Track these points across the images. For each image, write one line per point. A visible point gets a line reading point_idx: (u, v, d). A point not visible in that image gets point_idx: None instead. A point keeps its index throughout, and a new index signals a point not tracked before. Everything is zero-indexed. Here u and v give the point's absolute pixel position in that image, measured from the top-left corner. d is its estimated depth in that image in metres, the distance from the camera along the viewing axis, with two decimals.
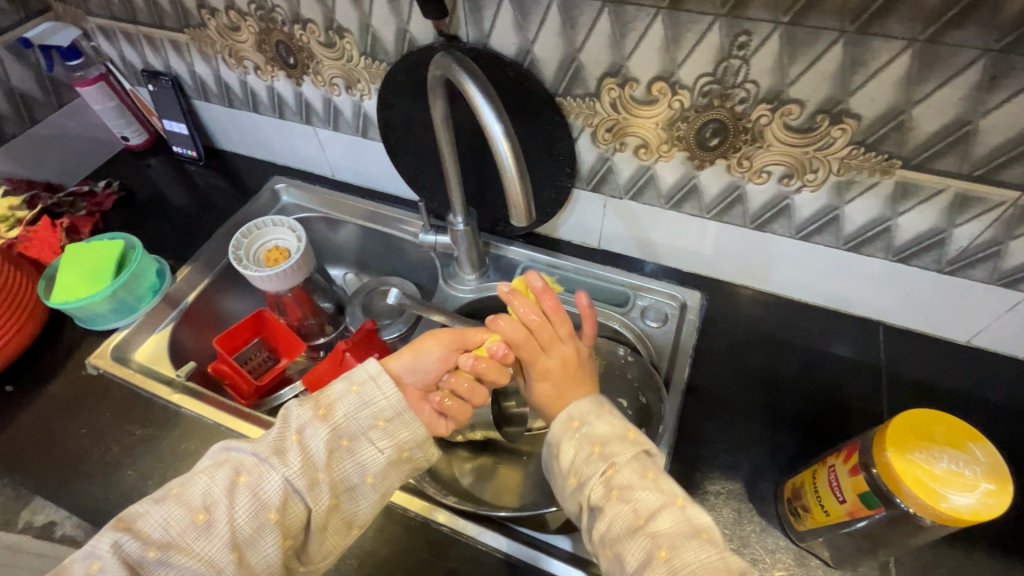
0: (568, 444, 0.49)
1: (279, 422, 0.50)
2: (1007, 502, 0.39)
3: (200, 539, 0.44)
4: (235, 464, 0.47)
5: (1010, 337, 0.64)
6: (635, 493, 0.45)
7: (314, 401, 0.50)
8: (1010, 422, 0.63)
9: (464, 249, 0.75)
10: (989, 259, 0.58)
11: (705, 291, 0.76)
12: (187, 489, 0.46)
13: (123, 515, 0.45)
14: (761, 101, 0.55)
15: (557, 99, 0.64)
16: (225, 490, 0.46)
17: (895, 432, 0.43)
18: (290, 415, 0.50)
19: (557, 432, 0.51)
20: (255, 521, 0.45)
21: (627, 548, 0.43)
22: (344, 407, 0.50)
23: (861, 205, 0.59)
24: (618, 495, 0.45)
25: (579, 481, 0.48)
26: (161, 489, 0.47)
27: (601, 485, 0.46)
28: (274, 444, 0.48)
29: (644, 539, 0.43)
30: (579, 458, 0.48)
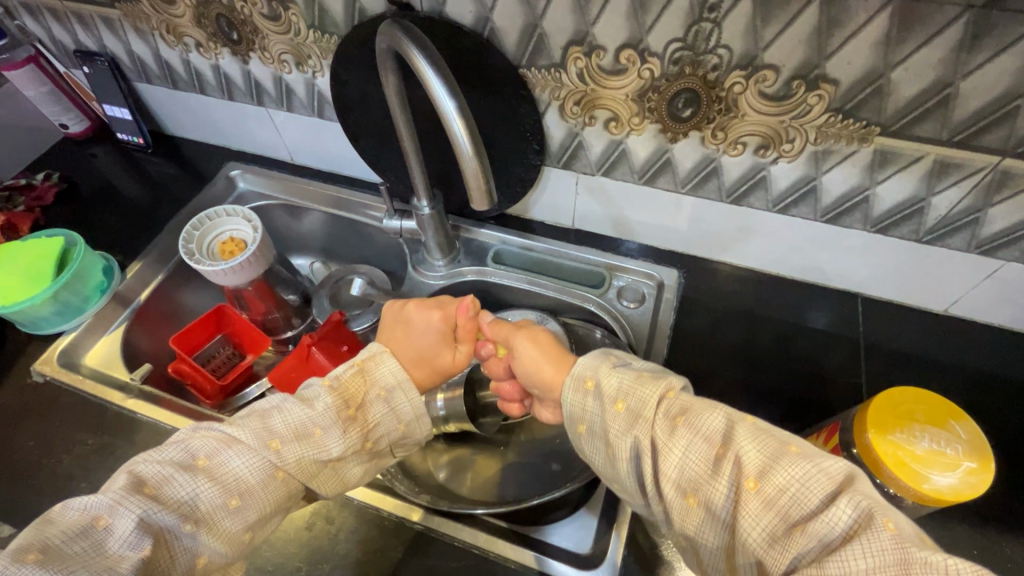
0: (611, 375, 0.46)
1: (318, 444, 0.47)
2: (988, 481, 0.37)
3: (226, 517, 0.43)
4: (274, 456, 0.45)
5: (988, 304, 0.64)
6: (701, 416, 0.41)
7: (361, 432, 0.49)
8: (986, 390, 0.63)
9: (431, 234, 0.71)
10: (968, 227, 0.56)
11: (682, 268, 0.74)
12: (217, 468, 0.44)
13: (143, 481, 0.42)
14: (734, 67, 0.52)
15: (521, 71, 0.60)
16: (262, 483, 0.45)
17: (875, 412, 0.41)
18: (332, 441, 0.47)
19: (585, 365, 0.48)
20: (275, 510, 0.46)
21: (712, 481, 0.38)
22: (388, 438, 0.52)
23: (838, 174, 0.57)
24: (682, 421, 0.41)
25: (633, 409, 0.43)
26: (183, 456, 0.44)
27: (659, 416, 0.42)
28: (319, 458, 0.47)
29: (727, 464, 0.38)
30: (635, 384, 0.44)
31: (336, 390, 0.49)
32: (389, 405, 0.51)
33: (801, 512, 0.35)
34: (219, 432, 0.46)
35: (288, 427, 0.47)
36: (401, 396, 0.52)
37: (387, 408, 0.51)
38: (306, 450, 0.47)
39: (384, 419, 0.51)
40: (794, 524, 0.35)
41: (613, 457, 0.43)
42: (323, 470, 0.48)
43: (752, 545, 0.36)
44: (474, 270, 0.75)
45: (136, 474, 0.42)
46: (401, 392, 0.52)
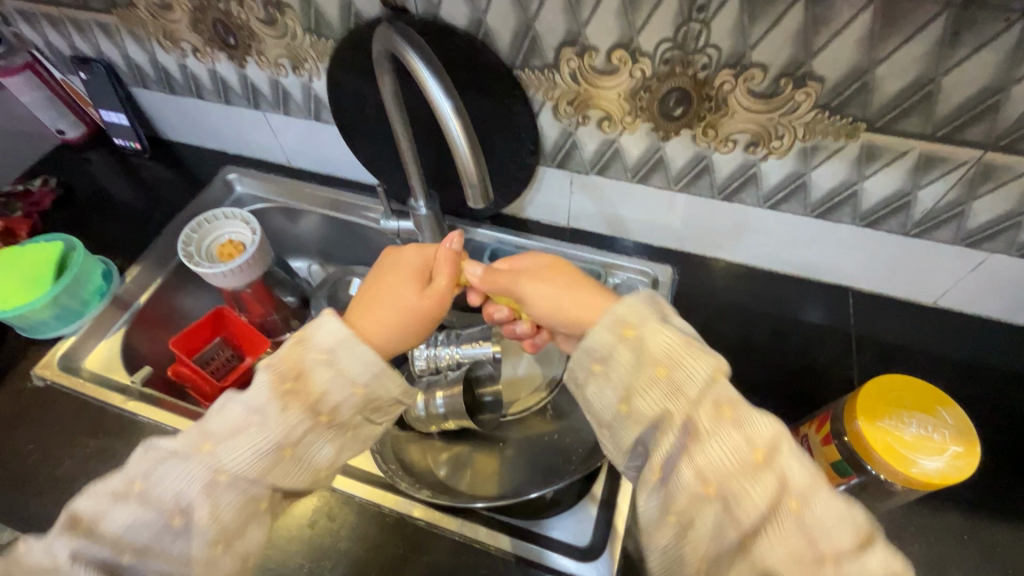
0: (658, 332, 0.40)
1: (253, 429, 0.41)
2: (975, 464, 0.38)
3: (177, 539, 0.39)
4: (205, 464, 0.40)
5: (975, 296, 0.65)
6: (752, 417, 0.37)
7: (306, 406, 0.42)
8: (974, 379, 0.64)
9: (428, 234, 0.72)
10: (953, 220, 0.58)
11: (676, 265, 0.75)
12: (152, 488, 0.40)
13: (79, 519, 0.39)
14: (723, 66, 0.53)
15: (515, 72, 0.61)
16: (204, 493, 0.40)
17: (865, 399, 0.42)
18: (268, 423, 0.41)
19: (631, 307, 0.42)
20: (239, 520, 0.41)
21: (744, 490, 0.36)
22: (348, 408, 0.44)
23: (827, 170, 0.58)
24: (726, 412, 0.37)
25: (677, 381, 0.39)
26: (119, 483, 0.40)
27: (699, 401, 0.38)
28: (257, 456, 0.41)
29: (769, 477, 0.35)
30: (683, 350, 0.39)
31: (274, 364, 0.42)
32: (333, 368, 0.43)
33: (833, 544, 0.34)
34: (155, 449, 0.41)
35: (226, 426, 0.41)
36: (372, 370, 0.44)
37: (331, 373, 0.43)
38: (245, 446, 0.41)
39: (333, 388, 0.43)
40: (827, 557, 0.33)
41: (628, 418, 0.42)
42: (273, 457, 0.41)
43: (770, 561, 0.34)
44: None
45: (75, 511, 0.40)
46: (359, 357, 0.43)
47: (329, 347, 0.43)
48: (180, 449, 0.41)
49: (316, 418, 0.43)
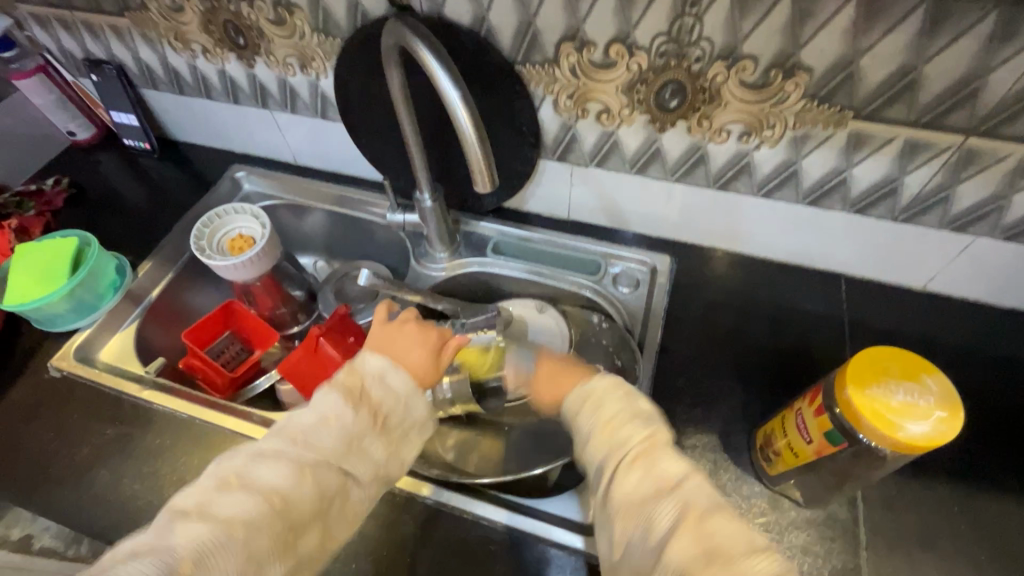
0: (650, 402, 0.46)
1: (333, 427, 0.46)
2: (958, 428, 0.41)
3: (268, 525, 0.41)
4: (295, 457, 0.44)
5: (962, 279, 0.67)
6: (663, 456, 0.42)
7: (368, 409, 0.48)
8: (963, 360, 0.66)
9: (433, 226, 0.74)
10: (939, 205, 0.60)
11: (674, 255, 0.77)
12: (249, 479, 0.43)
13: (185, 510, 0.41)
14: (716, 58, 0.55)
15: (517, 68, 0.63)
16: (294, 482, 0.43)
17: (854, 370, 0.44)
18: (346, 418, 0.47)
19: (603, 382, 0.47)
20: (312, 512, 0.43)
21: (655, 511, 0.39)
22: (395, 416, 0.49)
23: (817, 158, 0.60)
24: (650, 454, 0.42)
25: (615, 433, 0.43)
26: (214, 479, 0.43)
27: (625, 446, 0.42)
28: (340, 444, 0.46)
29: (673, 501, 0.39)
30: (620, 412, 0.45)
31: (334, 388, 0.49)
32: (381, 382, 0.50)
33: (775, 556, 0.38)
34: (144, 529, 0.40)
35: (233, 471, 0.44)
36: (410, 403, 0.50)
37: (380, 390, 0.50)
38: (328, 438, 0.46)
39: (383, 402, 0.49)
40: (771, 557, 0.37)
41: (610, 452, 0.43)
42: (343, 448, 0.46)
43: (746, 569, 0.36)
44: (474, 261, 0.79)
45: None
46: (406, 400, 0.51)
47: (397, 379, 0.50)
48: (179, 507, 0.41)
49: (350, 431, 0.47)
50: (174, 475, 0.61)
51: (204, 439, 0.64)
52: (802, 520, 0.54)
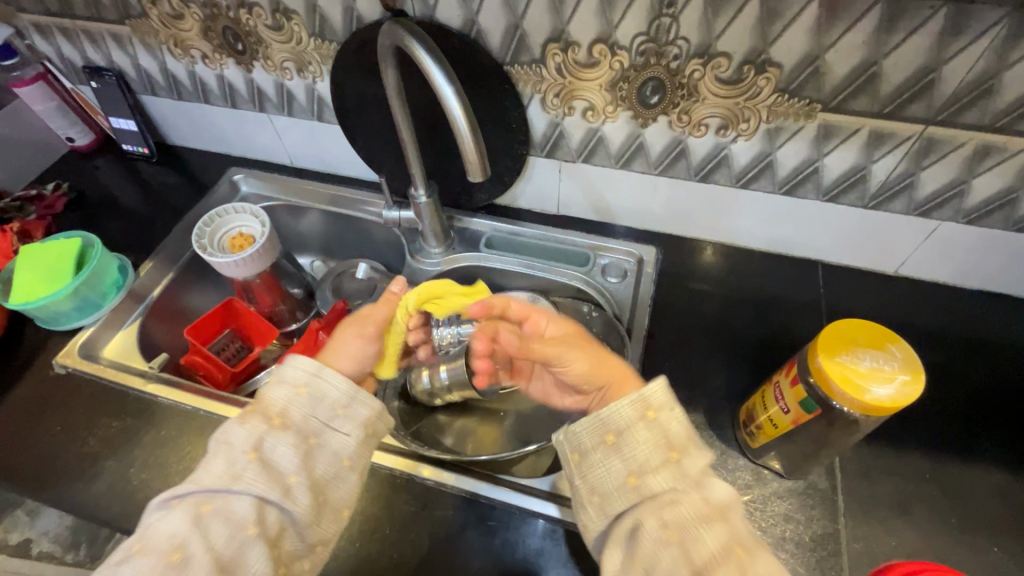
0: (584, 412, 0.47)
1: (223, 449, 0.45)
2: (921, 389, 0.44)
3: (183, 572, 0.41)
4: (190, 498, 0.43)
5: (930, 263, 0.71)
6: (707, 478, 0.44)
7: (263, 415, 0.47)
8: (933, 339, 0.70)
9: (428, 222, 0.77)
10: (905, 191, 0.64)
11: (659, 246, 0.80)
12: (186, 517, 0.43)
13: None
14: (692, 55, 0.59)
15: (506, 68, 0.67)
16: (190, 523, 0.42)
17: (825, 340, 0.47)
18: (234, 436, 0.46)
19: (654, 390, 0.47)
20: (233, 541, 0.42)
21: (704, 537, 0.40)
22: (297, 409, 0.48)
23: (790, 149, 0.64)
24: (691, 476, 0.43)
25: (675, 454, 0.44)
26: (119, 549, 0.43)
27: (665, 462, 0.44)
28: (228, 471, 0.44)
29: (723, 530, 0.40)
30: (636, 423, 0.46)
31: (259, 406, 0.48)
32: (285, 381, 0.49)
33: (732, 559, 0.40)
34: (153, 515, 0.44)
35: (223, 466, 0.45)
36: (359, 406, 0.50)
37: (292, 387, 0.49)
38: (220, 465, 0.45)
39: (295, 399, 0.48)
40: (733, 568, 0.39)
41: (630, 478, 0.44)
42: (256, 466, 0.45)
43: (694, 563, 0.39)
44: (467, 255, 0.81)
45: None
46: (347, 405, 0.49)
47: (294, 372, 0.49)
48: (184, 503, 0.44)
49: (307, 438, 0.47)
50: (179, 464, 0.63)
51: (208, 427, 0.66)
52: (784, 490, 0.58)
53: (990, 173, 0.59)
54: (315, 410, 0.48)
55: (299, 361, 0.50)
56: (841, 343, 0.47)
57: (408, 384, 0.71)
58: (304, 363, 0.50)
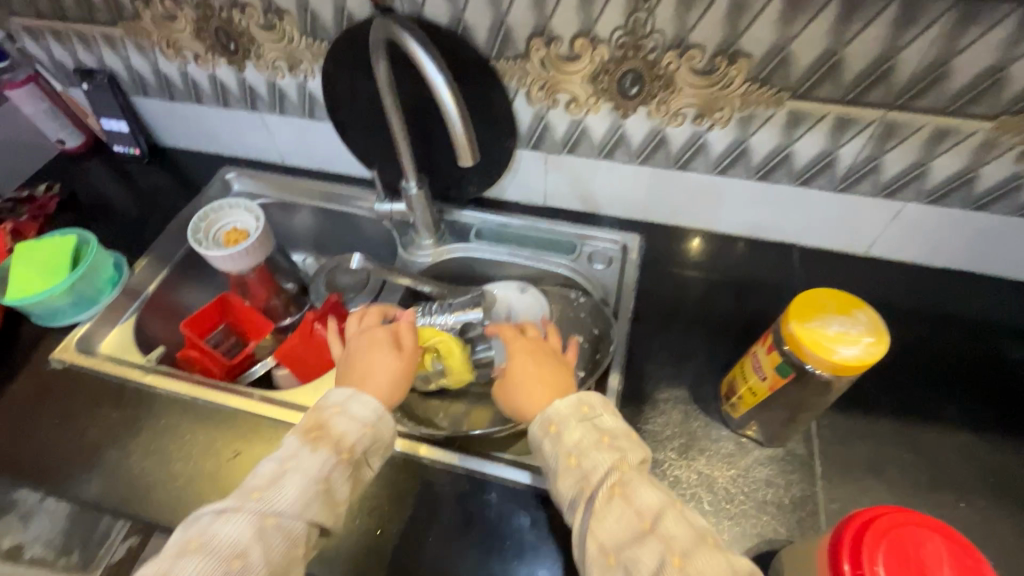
0: (575, 428, 0.50)
1: (294, 472, 0.49)
2: (884, 349, 0.47)
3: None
4: (256, 511, 0.47)
5: (897, 243, 0.76)
6: (637, 492, 0.46)
7: (331, 444, 0.51)
8: (901, 314, 0.74)
9: (419, 213, 0.80)
10: (870, 174, 0.68)
11: (643, 233, 0.84)
12: (210, 539, 0.45)
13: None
14: (668, 48, 0.63)
15: (492, 62, 0.70)
16: (255, 537, 0.46)
17: (795, 308, 0.50)
18: (305, 461, 0.50)
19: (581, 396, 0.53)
20: (287, 560, 0.46)
21: (637, 554, 0.43)
22: (361, 445, 0.53)
23: (762, 135, 0.68)
24: (620, 492, 0.46)
25: (584, 467, 0.48)
26: (173, 548, 0.45)
27: (600, 482, 0.47)
28: (260, 498, 0.48)
29: (654, 541, 0.43)
30: (592, 445, 0.49)
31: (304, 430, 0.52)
32: (346, 413, 0.53)
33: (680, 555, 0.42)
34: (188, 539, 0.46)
35: (265, 481, 0.49)
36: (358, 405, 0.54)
37: (348, 418, 0.53)
38: (290, 487, 0.48)
39: (348, 428, 0.52)
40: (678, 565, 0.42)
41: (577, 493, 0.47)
42: (314, 492, 0.49)
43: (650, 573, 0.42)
44: (458, 246, 0.84)
45: None
46: (356, 402, 0.54)
47: (355, 406, 0.54)
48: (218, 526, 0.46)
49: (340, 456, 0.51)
50: (181, 451, 0.65)
51: (209, 414, 0.67)
52: (764, 456, 0.61)
53: (947, 156, 0.63)
54: (373, 446, 0.53)
55: (363, 401, 0.54)
56: (805, 307, 0.51)
57: None
58: (370, 404, 0.54)
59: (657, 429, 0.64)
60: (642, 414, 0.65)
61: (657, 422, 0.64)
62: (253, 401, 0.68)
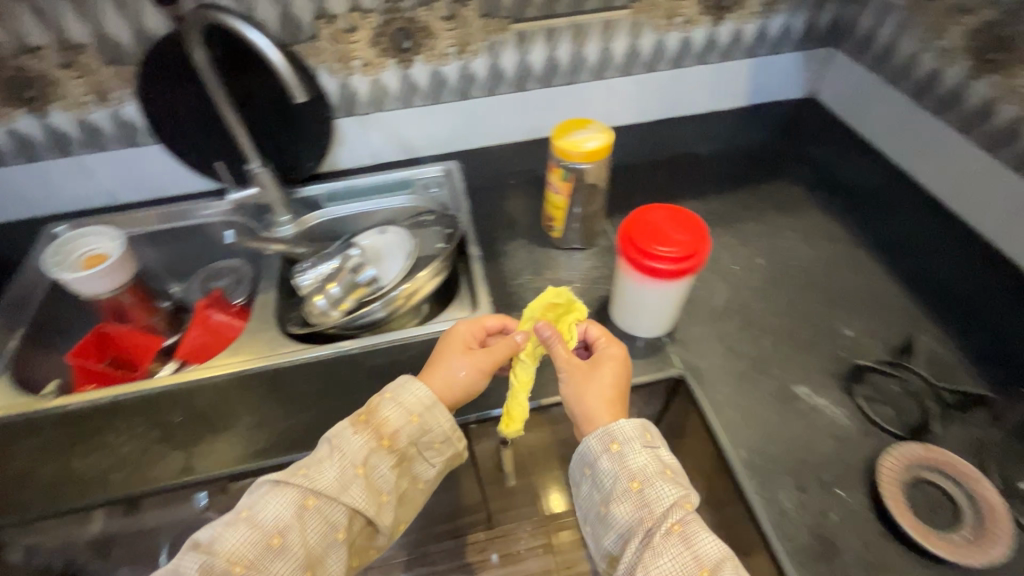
0: (639, 452, 0.57)
1: (338, 456, 0.58)
2: (610, 134, 0.77)
3: (274, 559, 0.53)
4: (302, 490, 0.56)
5: (621, 112, 1.10)
6: (698, 538, 0.51)
7: (374, 431, 0.60)
8: (639, 155, 1.08)
9: (272, 189, 0.92)
10: (582, 64, 1.00)
11: (458, 159, 1.06)
12: (259, 513, 0.54)
13: (198, 543, 0.53)
14: (418, 4, 0.86)
15: (290, 48, 0.86)
16: (296, 513, 0.55)
17: (556, 133, 0.77)
18: (347, 444, 0.59)
19: (625, 429, 0.58)
20: (325, 540, 0.56)
21: None
22: (404, 434, 0.61)
23: (507, 55, 0.95)
24: (677, 530, 0.52)
25: (647, 496, 0.54)
26: (232, 514, 0.55)
27: (664, 517, 0.53)
28: (310, 487, 0.56)
29: None
30: (657, 475, 0.55)
31: (369, 426, 0.60)
32: (396, 401, 0.62)
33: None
34: (257, 490, 0.57)
35: (314, 461, 0.58)
36: (406, 391, 0.63)
37: (395, 407, 0.62)
38: (331, 471, 0.57)
39: (394, 417, 0.61)
40: None
41: (635, 496, 0.54)
42: (358, 479, 0.58)
43: None
44: (314, 216, 0.98)
45: (196, 540, 0.53)
46: (406, 391, 0.63)
47: (408, 396, 0.62)
48: (274, 488, 0.56)
49: (379, 443, 0.60)
50: (121, 439, 0.68)
51: (139, 402, 0.72)
52: (585, 255, 0.87)
53: (617, 38, 0.98)
54: (419, 436, 0.62)
55: (416, 389, 0.63)
56: (568, 128, 0.79)
57: (307, 314, 0.85)
58: (420, 393, 0.63)
59: (515, 268, 0.86)
60: (501, 263, 0.87)
61: (513, 264, 0.87)
62: (191, 372, 0.75)
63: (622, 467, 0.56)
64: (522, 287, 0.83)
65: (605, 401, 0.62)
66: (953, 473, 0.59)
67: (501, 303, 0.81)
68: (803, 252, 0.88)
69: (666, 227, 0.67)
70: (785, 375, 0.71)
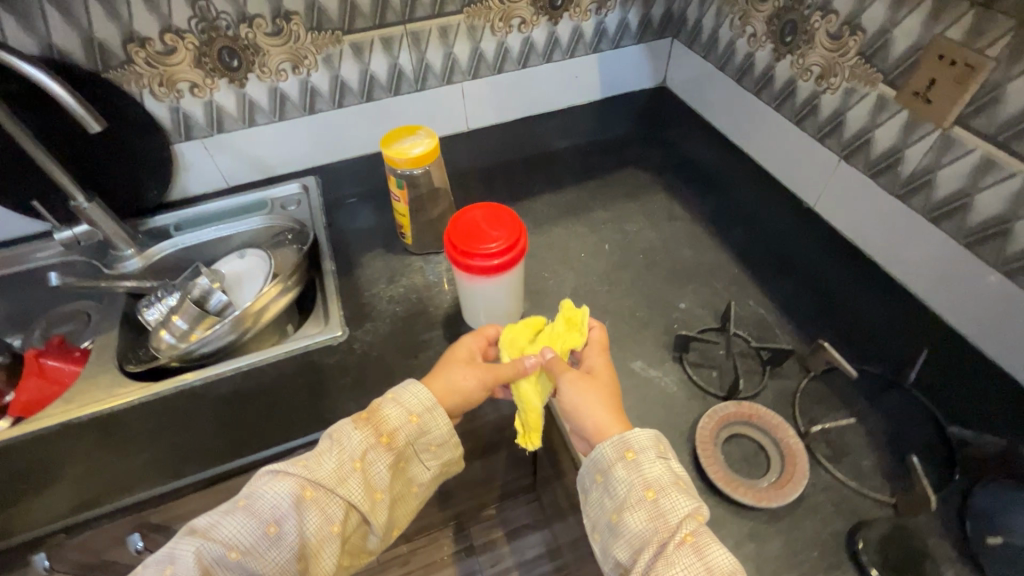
0: (655, 463, 0.55)
1: (336, 448, 0.57)
2: (435, 139, 0.78)
3: (268, 548, 0.53)
4: (301, 480, 0.55)
5: (480, 114, 1.12)
6: (710, 549, 0.50)
7: (375, 428, 0.59)
8: (501, 155, 1.11)
9: (106, 225, 0.87)
10: (428, 70, 1.01)
11: (318, 174, 1.05)
12: (256, 502, 0.54)
13: (195, 529, 0.53)
14: (238, 22, 0.84)
15: (103, 74, 0.82)
16: (294, 504, 0.54)
17: (383, 143, 0.78)
18: (347, 439, 0.58)
19: (637, 438, 0.56)
20: (320, 532, 0.55)
21: None
22: (404, 433, 0.60)
23: (346, 67, 0.95)
24: (689, 541, 0.50)
25: (660, 506, 0.52)
26: (228, 503, 0.55)
27: (677, 528, 0.51)
28: (309, 478, 0.56)
29: None
30: (671, 485, 0.54)
31: (368, 424, 0.59)
32: (399, 400, 0.61)
33: None
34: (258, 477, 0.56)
35: (315, 452, 0.58)
36: (407, 394, 0.61)
37: (398, 405, 0.61)
38: (330, 463, 0.57)
39: (396, 415, 0.60)
40: None
41: (647, 503, 0.53)
42: (354, 475, 0.57)
43: None
44: (162, 247, 0.93)
45: (194, 527, 0.53)
46: (406, 391, 0.62)
47: (412, 398, 0.61)
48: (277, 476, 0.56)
49: (379, 440, 0.59)
50: None
51: None
52: (440, 258, 0.88)
53: (457, 43, 0.99)
54: (419, 438, 0.62)
55: (415, 391, 0.62)
56: (396, 137, 0.79)
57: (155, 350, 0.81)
58: (420, 392, 0.62)
59: (370, 278, 0.86)
60: (357, 274, 0.87)
61: (368, 274, 0.87)
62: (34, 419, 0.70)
63: (637, 470, 0.55)
64: (377, 297, 0.83)
65: (611, 406, 0.61)
66: (762, 424, 0.65)
67: (354, 315, 0.81)
68: (649, 233, 0.92)
69: (485, 226, 0.69)
70: (624, 353, 0.75)
